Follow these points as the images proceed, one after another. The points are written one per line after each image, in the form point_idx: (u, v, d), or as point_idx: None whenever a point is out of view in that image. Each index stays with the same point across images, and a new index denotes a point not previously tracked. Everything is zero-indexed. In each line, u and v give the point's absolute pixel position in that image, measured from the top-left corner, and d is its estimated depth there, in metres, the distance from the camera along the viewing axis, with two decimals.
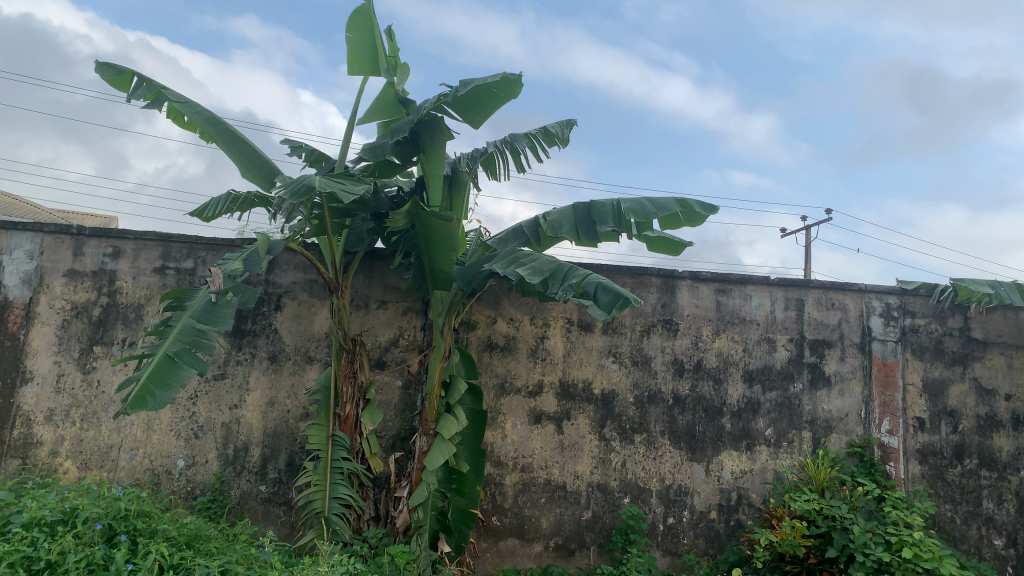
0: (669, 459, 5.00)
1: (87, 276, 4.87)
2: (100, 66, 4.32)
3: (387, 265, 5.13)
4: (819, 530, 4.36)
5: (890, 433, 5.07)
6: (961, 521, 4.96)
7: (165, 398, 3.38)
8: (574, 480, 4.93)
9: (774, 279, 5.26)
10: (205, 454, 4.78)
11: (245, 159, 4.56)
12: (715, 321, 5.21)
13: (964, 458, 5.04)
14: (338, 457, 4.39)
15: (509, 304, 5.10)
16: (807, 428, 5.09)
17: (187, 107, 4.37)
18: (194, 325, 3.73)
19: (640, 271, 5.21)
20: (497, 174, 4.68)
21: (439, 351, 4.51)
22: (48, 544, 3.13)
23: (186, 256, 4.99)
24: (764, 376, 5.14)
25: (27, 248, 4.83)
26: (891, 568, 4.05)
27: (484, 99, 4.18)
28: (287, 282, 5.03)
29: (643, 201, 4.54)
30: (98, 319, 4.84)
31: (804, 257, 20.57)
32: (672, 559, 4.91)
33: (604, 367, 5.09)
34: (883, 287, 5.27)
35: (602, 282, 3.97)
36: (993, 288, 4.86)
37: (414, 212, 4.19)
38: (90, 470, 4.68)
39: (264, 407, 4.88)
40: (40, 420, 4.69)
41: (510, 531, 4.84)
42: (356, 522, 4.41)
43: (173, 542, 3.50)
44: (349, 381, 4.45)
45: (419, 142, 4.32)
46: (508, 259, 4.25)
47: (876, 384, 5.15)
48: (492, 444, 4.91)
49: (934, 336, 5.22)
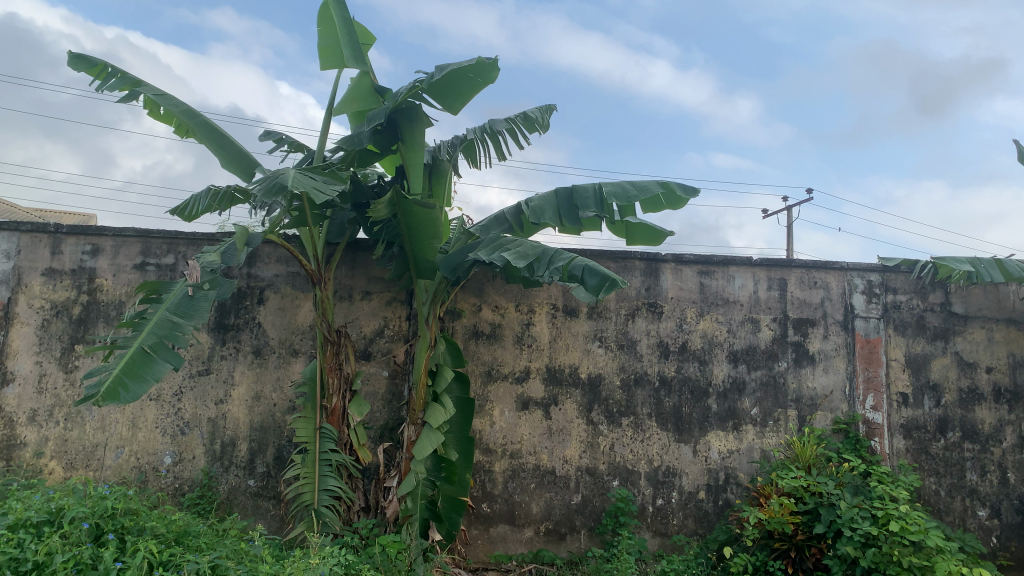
0: (656, 441, 5.03)
1: (66, 274, 4.81)
2: (72, 58, 4.25)
3: (369, 255, 5.11)
4: (807, 506, 4.42)
5: (874, 409, 5.12)
6: (945, 493, 5.03)
7: (138, 392, 3.36)
8: (563, 465, 4.95)
9: (757, 260, 5.29)
10: (192, 450, 4.76)
11: (225, 151, 4.50)
12: (699, 303, 5.22)
13: (947, 432, 5.10)
14: (326, 449, 4.38)
15: (494, 291, 5.09)
16: (792, 406, 5.13)
17: (164, 99, 4.33)
18: (170, 318, 3.70)
19: (623, 255, 5.21)
20: (478, 162, 4.66)
21: (425, 341, 4.48)
22: (35, 545, 3.11)
23: (166, 252, 4.95)
24: (749, 356, 5.18)
25: (4, 248, 4.78)
26: (878, 542, 4.10)
27: (460, 84, 4.15)
28: (270, 275, 4.99)
29: (624, 185, 4.54)
30: (78, 317, 4.79)
31: (788, 237, 20.53)
32: (662, 540, 4.95)
33: (590, 352, 5.10)
34: (865, 264, 5.29)
35: (588, 265, 3.98)
36: (973, 264, 4.90)
37: (395, 201, 4.15)
38: (76, 469, 4.65)
39: (250, 401, 4.85)
40: (23, 421, 4.65)
41: (500, 517, 4.86)
42: (346, 513, 4.41)
43: (162, 539, 3.50)
44: (336, 373, 4.43)
45: (398, 131, 4.29)
46: (492, 246, 4.23)
47: (859, 361, 5.19)
48: (480, 431, 4.93)
49: (916, 312, 5.26)
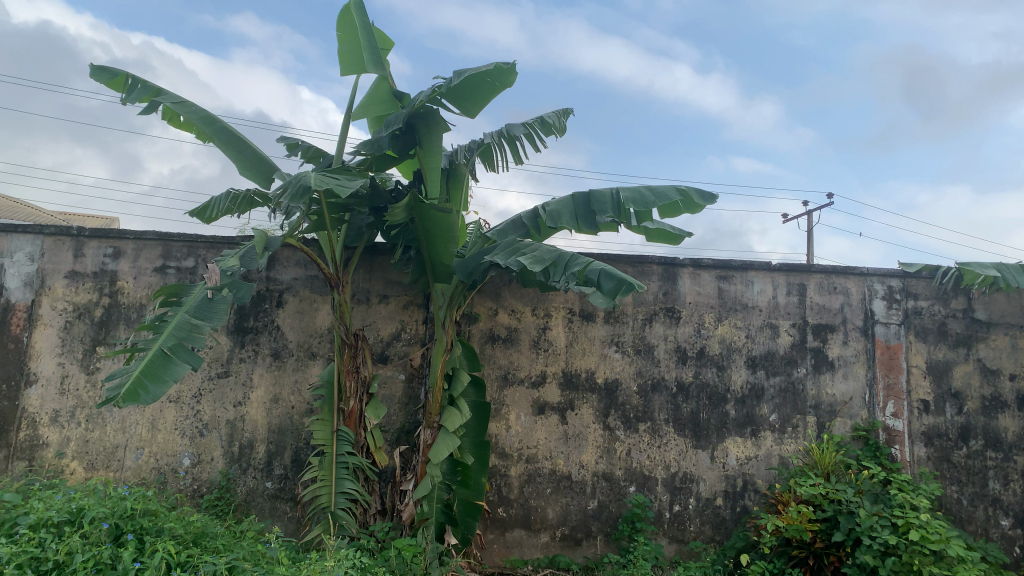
0: (674, 447, 5.00)
1: (88, 276, 4.87)
2: (94, 70, 4.31)
3: (387, 259, 5.13)
4: (825, 514, 4.36)
5: (895, 416, 5.05)
6: (968, 502, 4.96)
7: (157, 392, 3.39)
8: (579, 470, 4.94)
9: (775, 264, 5.25)
10: (210, 452, 4.79)
11: (243, 157, 4.54)
12: (717, 308, 5.20)
13: (969, 440, 5.03)
14: (343, 452, 4.39)
15: (510, 295, 5.10)
16: (812, 412, 5.09)
17: (183, 107, 4.38)
18: (190, 320, 3.74)
19: (640, 260, 5.20)
20: (495, 165, 4.66)
21: (441, 344, 4.50)
22: (55, 545, 3.14)
23: (186, 255, 5.00)
24: (768, 361, 5.14)
25: (28, 250, 4.84)
26: (898, 551, 4.05)
27: (478, 89, 4.16)
28: (288, 278, 5.03)
29: (642, 191, 4.51)
30: (100, 320, 4.84)
31: (809, 242, 20.22)
32: (678, 546, 4.92)
33: (606, 357, 5.08)
34: (885, 269, 5.24)
35: (605, 269, 3.95)
36: (999, 270, 4.81)
37: (413, 205, 4.16)
38: (96, 470, 4.70)
39: (268, 404, 4.88)
40: (45, 421, 4.70)
41: (516, 521, 4.86)
42: (362, 516, 4.41)
43: (180, 540, 3.53)
44: (352, 376, 4.44)
45: (416, 135, 4.31)
46: (509, 250, 4.24)
47: (879, 367, 5.13)
48: (496, 435, 4.93)
49: (938, 318, 5.20)
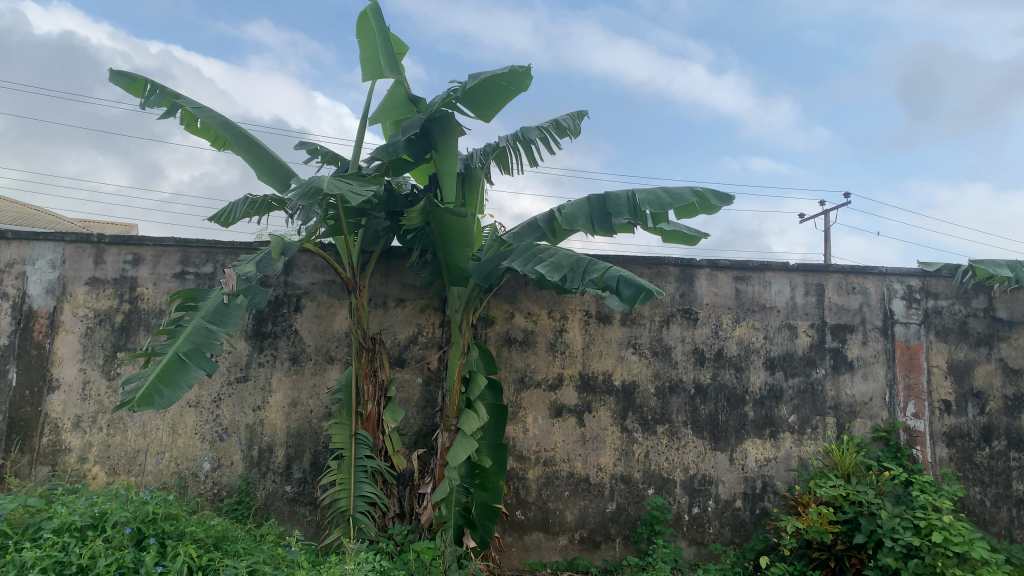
0: (692, 449, 4.98)
1: (109, 283, 4.93)
2: (113, 75, 4.36)
3: (403, 263, 5.15)
4: (846, 516, 4.33)
5: (916, 417, 5.01)
6: (991, 504, 4.90)
7: (172, 398, 3.41)
8: (597, 472, 4.93)
9: (793, 265, 5.22)
10: (230, 456, 4.83)
11: (260, 161, 4.58)
12: (735, 309, 5.17)
13: (992, 440, 4.97)
14: (362, 455, 4.40)
15: (527, 298, 5.10)
16: (831, 413, 5.05)
17: (201, 111, 4.42)
18: (205, 326, 3.76)
19: (657, 261, 5.18)
20: (510, 168, 4.67)
21: (458, 348, 4.50)
22: (79, 548, 3.18)
23: (205, 261, 5.04)
24: (786, 362, 5.11)
25: (49, 257, 4.90)
26: (921, 553, 4.01)
27: (494, 92, 4.17)
28: (306, 283, 5.06)
29: (658, 192, 4.51)
30: (120, 325, 4.90)
31: (825, 243, 20.01)
32: (698, 549, 4.90)
33: (623, 359, 5.07)
34: (904, 269, 5.20)
35: (623, 276, 3.95)
36: (1013, 269, 4.80)
37: (428, 209, 4.17)
38: (118, 474, 4.75)
39: (287, 408, 4.91)
40: (68, 427, 4.76)
41: (535, 524, 4.86)
42: (381, 519, 4.43)
43: (201, 544, 3.55)
44: (370, 380, 4.46)
45: (432, 139, 4.33)
46: (526, 255, 4.25)
47: (899, 367, 5.09)
48: (514, 438, 4.93)
49: (959, 317, 5.15)
